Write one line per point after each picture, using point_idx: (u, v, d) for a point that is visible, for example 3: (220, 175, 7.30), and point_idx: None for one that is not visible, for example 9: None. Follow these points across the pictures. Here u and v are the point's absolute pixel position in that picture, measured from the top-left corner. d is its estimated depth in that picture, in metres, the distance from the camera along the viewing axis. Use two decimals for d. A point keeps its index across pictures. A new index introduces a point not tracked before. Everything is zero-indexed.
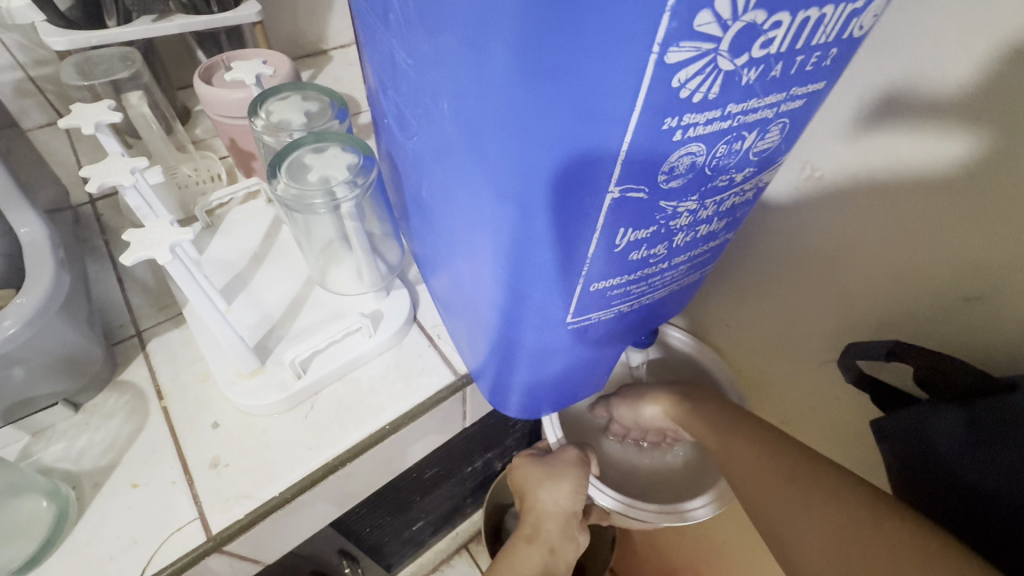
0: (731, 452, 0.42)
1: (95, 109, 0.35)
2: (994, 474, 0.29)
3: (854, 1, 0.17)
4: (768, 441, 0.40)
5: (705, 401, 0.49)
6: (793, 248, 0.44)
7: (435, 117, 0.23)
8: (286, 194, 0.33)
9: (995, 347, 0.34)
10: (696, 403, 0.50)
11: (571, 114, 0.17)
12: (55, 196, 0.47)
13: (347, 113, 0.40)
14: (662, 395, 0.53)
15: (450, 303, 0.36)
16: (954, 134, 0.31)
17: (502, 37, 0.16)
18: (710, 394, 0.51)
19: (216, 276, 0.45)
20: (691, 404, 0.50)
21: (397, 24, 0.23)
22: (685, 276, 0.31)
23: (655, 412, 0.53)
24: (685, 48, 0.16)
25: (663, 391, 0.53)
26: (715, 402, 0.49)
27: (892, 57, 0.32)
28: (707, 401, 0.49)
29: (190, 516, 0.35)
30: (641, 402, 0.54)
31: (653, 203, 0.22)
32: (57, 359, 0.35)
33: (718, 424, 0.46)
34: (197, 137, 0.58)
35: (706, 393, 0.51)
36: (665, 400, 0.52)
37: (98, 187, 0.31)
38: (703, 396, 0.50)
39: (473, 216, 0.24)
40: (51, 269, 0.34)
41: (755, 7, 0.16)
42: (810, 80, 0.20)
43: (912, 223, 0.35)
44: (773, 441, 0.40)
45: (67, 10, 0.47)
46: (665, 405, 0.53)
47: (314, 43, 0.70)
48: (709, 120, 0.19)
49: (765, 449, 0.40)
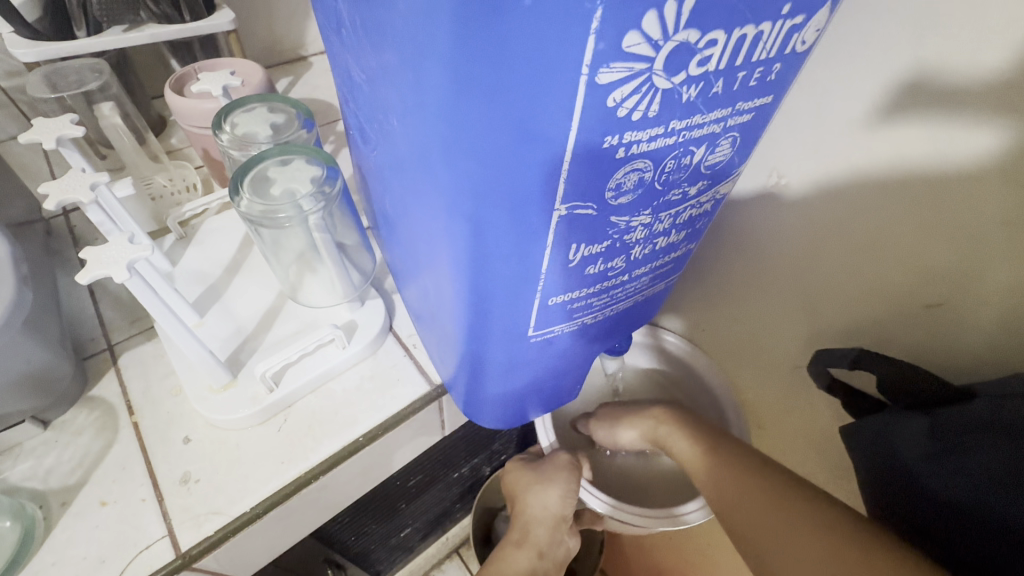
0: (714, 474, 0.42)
1: (57, 123, 0.34)
2: (953, 480, 0.29)
3: (791, 17, 0.17)
4: (752, 463, 0.40)
5: (691, 417, 0.50)
6: (767, 252, 0.44)
7: (388, 132, 0.23)
8: (250, 210, 0.33)
9: (963, 352, 0.34)
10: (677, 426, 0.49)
11: (511, 134, 0.17)
12: (27, 210, 0.46)
13: (313, 123, 0.39)
14: (638, 420, 0.53)
15: (420, 314, 0.36)
16: (915, 143, 0.31)
17: (435, 59, 0.16)
18: (697, 415, 0.50)
19: (188, 289, 0.44)
20: (669, 426, 0.50)
21: (349, 39, 0.23)
22: (649, 287, 0.31)
23: (631, 436, 0.54)
24: (617, 68, 0.16)
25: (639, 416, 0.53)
26: (702, 423, 0.48)
27: (855, 66, 0.32)
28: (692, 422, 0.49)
29: (159, 534, 0.34)
30: (617, 426, 0.55)
31: (603, 219, 0.22)
32: (22, 378, 0.35)
33: (700, 439, 0.46)
34: (172, 146, 0.57)
35: (688, 413, 0.51)
36: (641, 423, 0.53)
37: (57, 204, 0.30)
38: (688, 417, 0.50)
39: (430, 231, 0.23)
40: (13, 287, 0.34)
41: (686, 27, 0.16)
42: (754, 95, 0.20)
43: (879, 228, 0.35)
44: (757, 463, 0.39)
45: (34, 21, 0.46)
46: (641, 432, 0.53)
47: (293, 49, 0.69)
48: (653, 137, 0.19)
49: (748, 471, 0.39)
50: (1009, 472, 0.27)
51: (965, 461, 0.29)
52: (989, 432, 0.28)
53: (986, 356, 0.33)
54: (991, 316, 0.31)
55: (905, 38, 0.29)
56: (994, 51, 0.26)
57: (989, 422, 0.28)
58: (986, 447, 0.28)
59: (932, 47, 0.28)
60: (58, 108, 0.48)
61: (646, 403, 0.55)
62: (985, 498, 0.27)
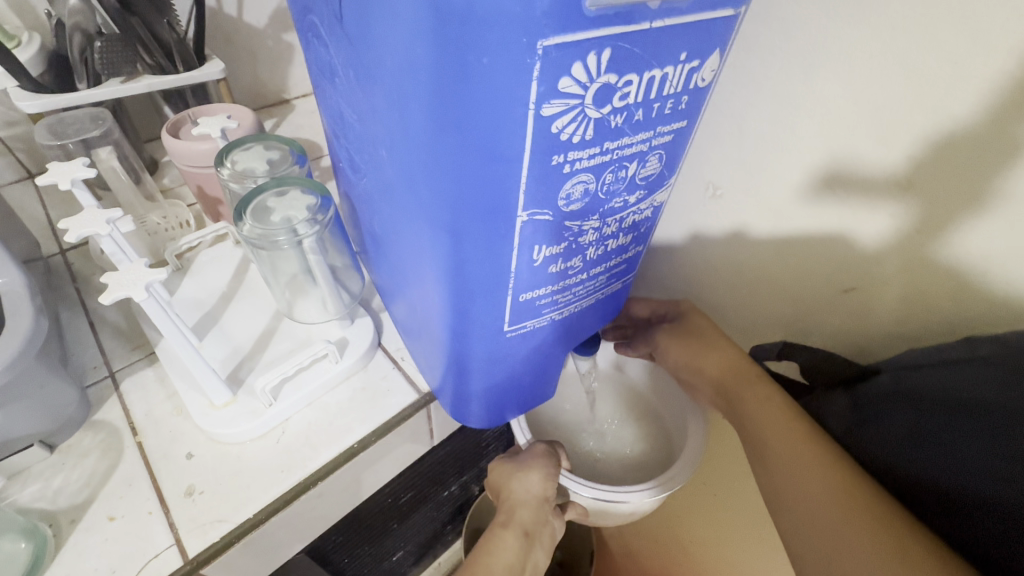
0: (782, 485, 0.37)
1: (71, 166, 0.38)
2: (868, 438, 0.36)
3: (688, 62, 0.23)
4: (845, 486, 0.33)
5: (748, 379, 0.43)
6: (714, 256, 0.49)
7: (375, 160, 0.27)
8: (251, 233, 0.37)
9: (879, 327, 0.40)
10: (729, 393, 0.44)
11: (477, 156, 0.22)
12: (28, 248, 0.49)
13: (305, 158, 0.44)
14: (720, 347, 0.46)
15: (408, 327, 0.40)
16: (819, 153, 0.36)
17: (418, 101, 0.20)
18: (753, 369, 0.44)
19: (187, 315, 0.47)
20: (742, 373, 0.44)
21: (341, 85, 0.28)
22: (607, 286, 0.35)
23: (715, 362, 0.46)
24: (556, 104, 0.21)
25: (723, 345, 0.46)
26: (782, 409, 0.40)
27: (765, 92, 0.37)
28: (768, 408, 0.40)
29: (166, 543, 0.36)
30: (702, 344, 0.47)
31: (559, 224, 0.26)
32: (33, 401, 0.37)
33: (757, 405, 0.41)
34: (165, 186, 0.62)
35: (724, 345, 0.46)
36: (722, 355, 0.46)
37: (76, 237, 0.33)
38: (743, 386, 0.43)
39: (417, 243, 0.28)
40: (29, 316, 0.36)
41: (606, 72, 0.21)
42: (671, 120, 0.25)
43: (802, 230, 0.41)
44: (847, 490, 0.33)
45: (38, 74, 0.51)
46: (717, 364, 0.46)
47: (276, 93, 0.74)
48: (591, 155, 0.24)
49: (837, 500, 0.33)
50: (914, 430, 0.33)
51: (873, 423, 0.36)
52: (896, 396, 0.35)
53: (897, 330, 0.39)
54: (898, 294, 0.38)
55: (798, 72, 0.35)
56: (867, 81, 0.32)
57: (891, 390, 0.35)
58: (888, 412, 0.35)
59: (821, 77, 0.34)
60: (61, 155, 0.51)
61: (685, 341, 0.49)
62: (897, 452, 0.33)
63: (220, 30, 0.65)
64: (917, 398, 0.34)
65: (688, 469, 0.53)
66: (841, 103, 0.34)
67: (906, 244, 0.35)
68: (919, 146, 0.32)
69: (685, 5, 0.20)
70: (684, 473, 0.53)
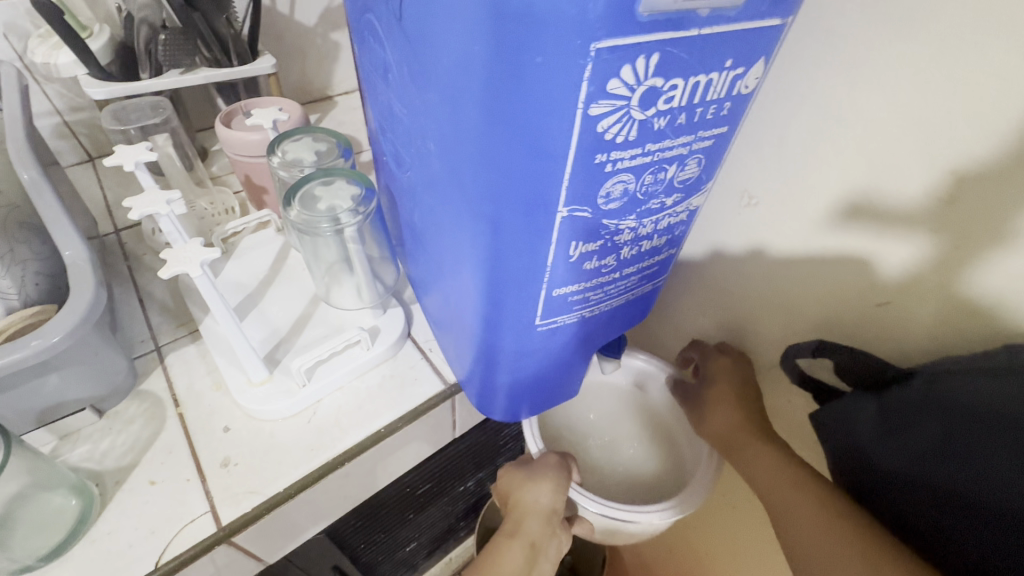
0: (792, 532, 0.39)
1: (135, 149, 0.40)
2: (894, 453, 0.35)
3: (733, 69, 0.23)
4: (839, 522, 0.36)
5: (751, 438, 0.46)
6: (745, 267, 0.49)
7: (422, 154, 0.29)
8: (298, 219, 0.39)
9: (912, 348, 0.39)
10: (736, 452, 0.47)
11: (525, 151, 0.23)
12: (88, 225, 0.52)
13: (351, 151, 0.46)
14: (727, 402, 0.50)
15: (441, 319, 0.41)
16: (859, 165, 0.36)
17: (472, 98, 0.21)
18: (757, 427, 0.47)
19: (229, 297, 0.49)
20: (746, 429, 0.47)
21: (394, 81, 0.29)
22: (638, 286, 0.36)
23: (723, 417, 0.49)
24: (603, 104, 0.21)
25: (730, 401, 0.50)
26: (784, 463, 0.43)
27: (806, 105, 0.37)
28: (779, 464, 0.43)
29: (202, 509, 0.38)
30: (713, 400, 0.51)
31: (598, 222, 0.27)
32: (88, 367, 0.40)
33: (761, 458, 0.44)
34: (215, 173, 0.65)
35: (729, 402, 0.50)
36: (728, 410, 0.49)
37: (138, 215, 0.36)
38: (747, 444, 0.46)
39: (456, 235, 0.29)
40: (91, 286, 0.38)
41: (654, 75, 0.21)
42: (712, 125, 0.26)
43: (834, 244, 0.41)
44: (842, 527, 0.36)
45: (107, 63, 0.55)
46: (725, 419, 0.49)
47: (321, 89, 0.77)
48: (633, 155, 0.24)
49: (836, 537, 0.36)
50: (945, 445, 0.32)
51: (903, 437, 0.35)
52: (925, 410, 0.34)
53: (932, 350, 0.38)
54: (931, 311, 0.37)
55: (843, 86, 0.35)
56: (908, 98, 0.32)
57: (921, 401, 0.35)
58: (914, 425, 0.34)
59: (866, 91, 0.34)
60: (123, 139, 0.54)
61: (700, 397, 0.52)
62: (926, 468, 0.33)
63: (273, 27, 0.68)
64: (943, 408, 0.33)
65: (700, 494, 0.53)
66: (884, 118, 0.33)
67: (940, 261, 0.35)
68: (960, 161, 0.31)
69: (734, 14, 0.21)
70: (699, 496, 0.53)
